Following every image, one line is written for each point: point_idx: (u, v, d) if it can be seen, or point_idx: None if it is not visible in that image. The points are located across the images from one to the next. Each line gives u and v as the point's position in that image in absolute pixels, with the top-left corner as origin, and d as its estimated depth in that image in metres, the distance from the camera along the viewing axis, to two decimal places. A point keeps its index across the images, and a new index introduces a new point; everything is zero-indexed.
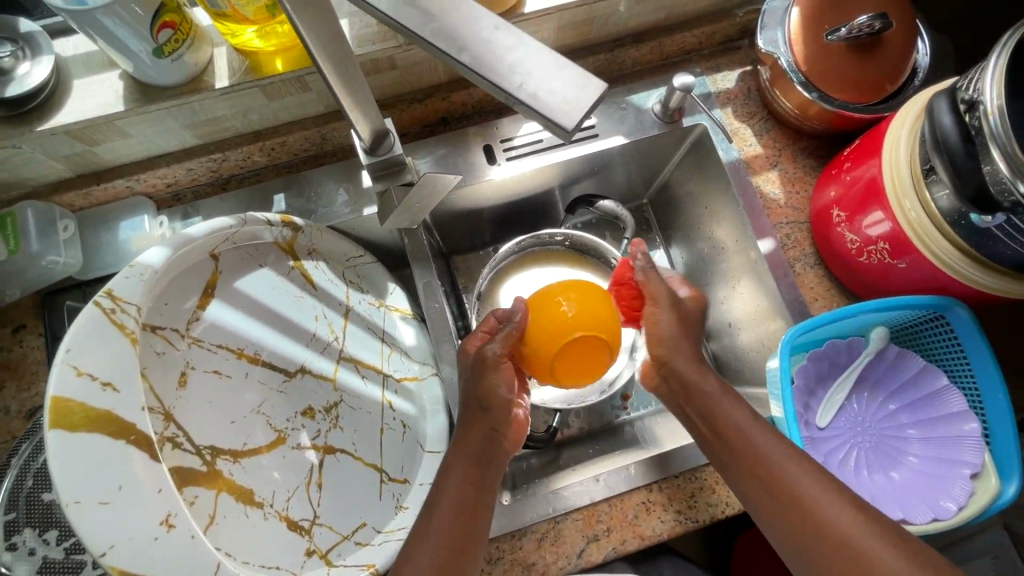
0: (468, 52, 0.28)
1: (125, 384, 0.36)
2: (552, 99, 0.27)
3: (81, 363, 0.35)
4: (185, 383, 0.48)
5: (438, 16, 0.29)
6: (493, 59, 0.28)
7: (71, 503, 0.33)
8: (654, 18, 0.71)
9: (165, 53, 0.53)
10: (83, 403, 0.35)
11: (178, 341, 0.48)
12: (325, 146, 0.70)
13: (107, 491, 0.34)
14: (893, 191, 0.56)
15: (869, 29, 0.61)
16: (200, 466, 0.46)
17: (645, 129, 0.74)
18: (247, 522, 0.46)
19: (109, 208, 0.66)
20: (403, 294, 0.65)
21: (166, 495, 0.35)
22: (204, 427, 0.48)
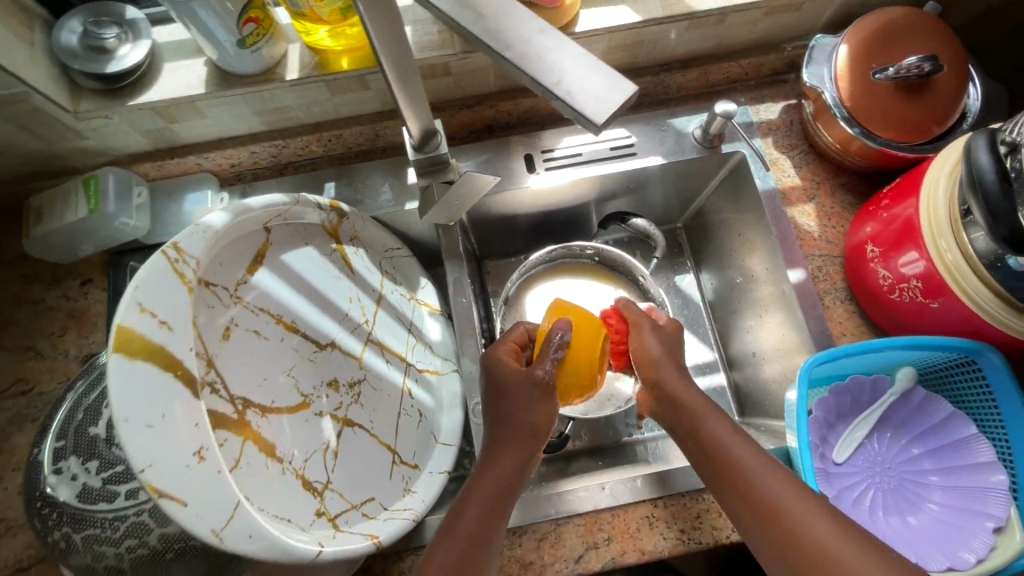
0: (514, 50, 0.31)
1: (178, 325, 0.40)
2: (584, 96, 0.30)
3: (144, 302, 0.39)
4: (228, 337, 0.50)
5: (488, 17, 0.32)
6: (535, 58, 0.31)
7: (121, 421, 0.36)
8: (702, 46, 0.73)
9: (247, 45, 0.58)
10: (142, 335, 0.38)
11: (225, 298, 0.51)
12: (377, 143, 0.75)
13: (153, 415, 0.37)
14: (929, 230, 0.56)
15: (918, 70, 0.62)
16: (231, 414, 0.48)
17: (684, 152, 0.75)
18: (270, 474, 0.48)
19: (178, 181, 0.72)
20: (432, 291, 0.72)
21: (201, 430, 0.38)
22: (240, 378, 0.50)
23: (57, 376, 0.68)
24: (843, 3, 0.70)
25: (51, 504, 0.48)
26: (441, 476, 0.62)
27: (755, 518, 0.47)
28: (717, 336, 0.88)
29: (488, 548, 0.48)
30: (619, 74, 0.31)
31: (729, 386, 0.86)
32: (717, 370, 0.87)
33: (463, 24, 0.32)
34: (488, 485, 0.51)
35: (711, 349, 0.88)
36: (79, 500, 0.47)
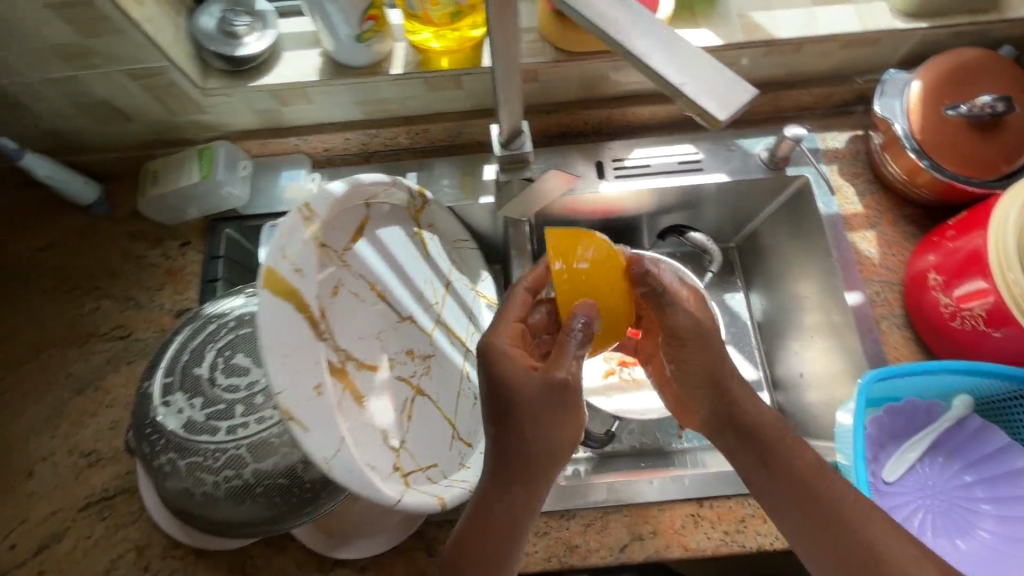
0: (643, 52, 0.35)
1: (308, 273, 0.45)
2: (706, 95, 0.33)
3: (285, 249, 0.45)
4: (336, 294, 0.55)
5: (620, 21, 0.36)
6: (661, 60, 0.35)
7: (264, 348, 0.41)
8: (776, 73, 0.76)
9: (363, 39, 0.64)
10: (283, 277, 0.44)
11: (335, 259, 0.56)
12: (458, 139, 0.80)
13: (289, 347, 0.42)
14: (997, 262, 0.57)
15: (991, 109, 0.65)
16: (335, 361, 0.53)
17: (749, 171, 0.78)
18: (360, 422, 0.53)
19: (276, 159, 0.78)
20: (491, 285, 0.75)
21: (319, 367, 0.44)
22: (344, 333, 0.55)
23: (152, 326, 0.74)
24: (919, 41, 0.72)
25: (158, 431, 0.53)
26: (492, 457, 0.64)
27: (805, 514, 0.50)
28: (763, 356, 0.87)
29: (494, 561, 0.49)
30: (739, 79, 0.34)
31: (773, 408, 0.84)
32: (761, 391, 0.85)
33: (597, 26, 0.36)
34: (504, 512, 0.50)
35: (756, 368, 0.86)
36: (185, 430, 0.52)
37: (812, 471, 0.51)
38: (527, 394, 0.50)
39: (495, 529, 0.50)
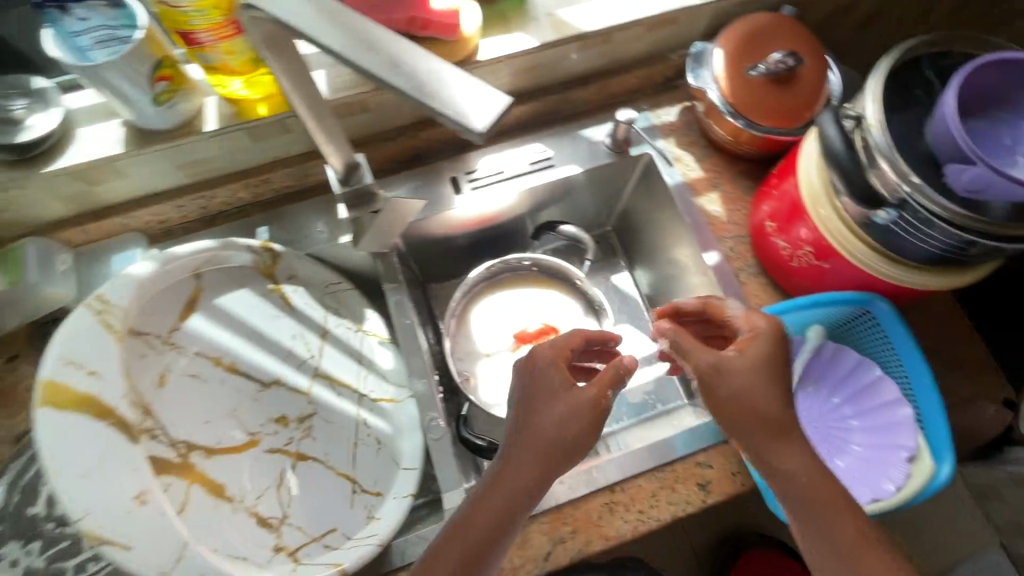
0: (405, 77, 0.35)
1: (107, 373, 0.52)
2: (461, 108, 0.33)
3: (71, 358, 0.51)
4: (164, 382, 0.56)
5: (379, 53, 0.36)
6: (413, 83, 0.34)
7: (77, 475, 0.47)
8: (598, 63, 0.79)
9: (162, 101, 0.60)
10: (69, 386, 0.50)
11: (157, 344, 0.57)
12: (305, 183, 0.77)
13: (82, 468, 0.48)
14: (811, 203, 0.62)
15: (784, 64, 0.71)
16: (175, 457, 0.54)
17: (597, 158, 0.81)
18: (216, 512, 0.54)
19: (105, 244, 0.71)
20: (378, 320, 0.67)
21: (137, 474, 0.50)
22: (180, 420, 0.56)
23: None
24: (713, 16, 0.78)
25: None
26: (406, 501, 0.59)
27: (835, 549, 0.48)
28: None
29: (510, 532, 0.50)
30: (459, 71, 0.35)
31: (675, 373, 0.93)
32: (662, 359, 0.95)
33: (361, 59, 0.36)
34: (502, 496, 0.50)
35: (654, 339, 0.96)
36: None
37: (851, 518, 0.49)
38: (581, 428, 0.52)
39: (518, 503, 0.51)
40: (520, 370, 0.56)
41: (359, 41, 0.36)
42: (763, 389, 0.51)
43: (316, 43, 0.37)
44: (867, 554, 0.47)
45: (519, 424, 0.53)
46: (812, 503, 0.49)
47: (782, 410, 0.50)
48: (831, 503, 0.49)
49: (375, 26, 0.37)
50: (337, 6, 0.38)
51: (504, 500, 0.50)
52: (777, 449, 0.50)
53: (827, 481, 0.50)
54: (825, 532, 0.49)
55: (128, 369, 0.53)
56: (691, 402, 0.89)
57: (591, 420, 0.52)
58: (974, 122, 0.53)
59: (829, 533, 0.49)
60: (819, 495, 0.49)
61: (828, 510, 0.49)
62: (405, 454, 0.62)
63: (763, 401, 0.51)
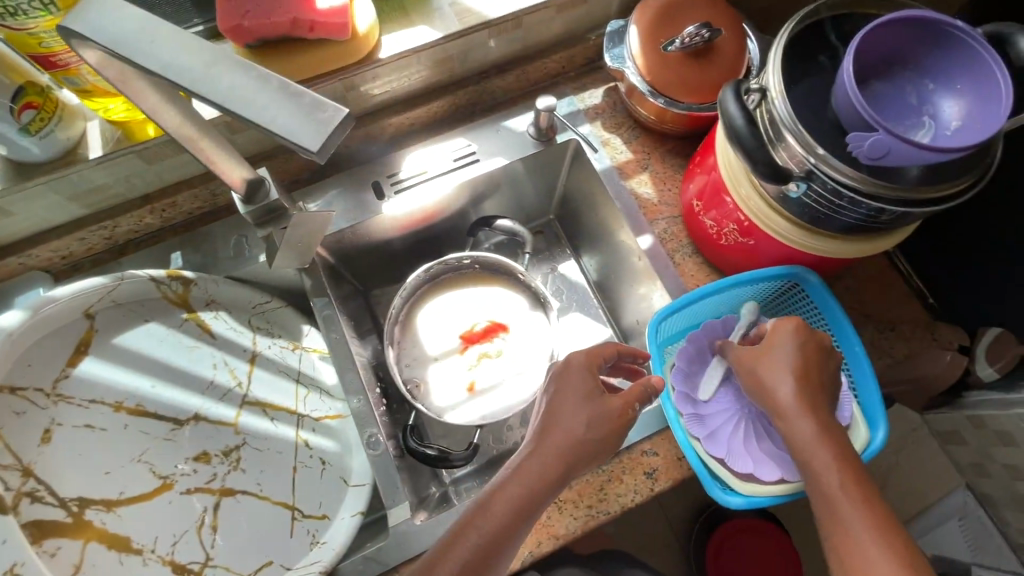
0: (238, 97, 0.33)
1: None
2: (296, 130, 0.32)
3: None
4: (49, 439, 0.52)
5: (209, 74, 0.33)
6: (245, 102, 0.33)
7: None
8: (513, 50, 0.76)
9: (32, 132, 0.56)
10: None
11: (40, 399, 0.52)
12: (217, 202, 0.73)
13: None
14: (730, 179, 0.61)
15: (699, 36, 0.69)
16: (65, 518, 0.50)
17: (522, 149, 0.78)
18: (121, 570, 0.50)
19: (4, 286, 0.67)
20: (318, 335, 0.67)
21: (8, 547, 0.45)
22: (71, 478, 0.51)
23: None
24: None
25: None
26: (354, 519, 0.58)
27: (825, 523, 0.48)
28: (608, 313, 0.95)
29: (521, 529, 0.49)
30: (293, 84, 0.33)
31: None
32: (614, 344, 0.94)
33: (190, 82, 0.33)
34: (516, 492, 0.50)
35: (605, 326, 0.94)
36: None
37: (840, 493, 0.47)
38: (592, 425, 0.53)
39: (532, 499, 0.50)
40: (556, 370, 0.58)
41: (192, 59, 0.34)
42: (780, 380, 0.52)
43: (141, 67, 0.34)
44: (850, 512, 0.46)
45: (546, 422, 0.54)
46: (822, 480, 0.48)
47: (794, 390, 0.52)
48: (821, 476, 0.48)
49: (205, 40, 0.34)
50: (159, 21, 0.34)
51: (522, 491, 0.50)
52: (785, 422, 0.51)
53: (813, 458, 0.49)
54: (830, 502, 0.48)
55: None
56: None
57: (609, 426, 0.54)
58: (878, 86, 0.52)
59: (828, 501, 0.48)
60: (815, 468, 0.49)
61: (829, 490, 0.48)
62: (356, 470, 0.61)
63: (771, 382, 0.53)
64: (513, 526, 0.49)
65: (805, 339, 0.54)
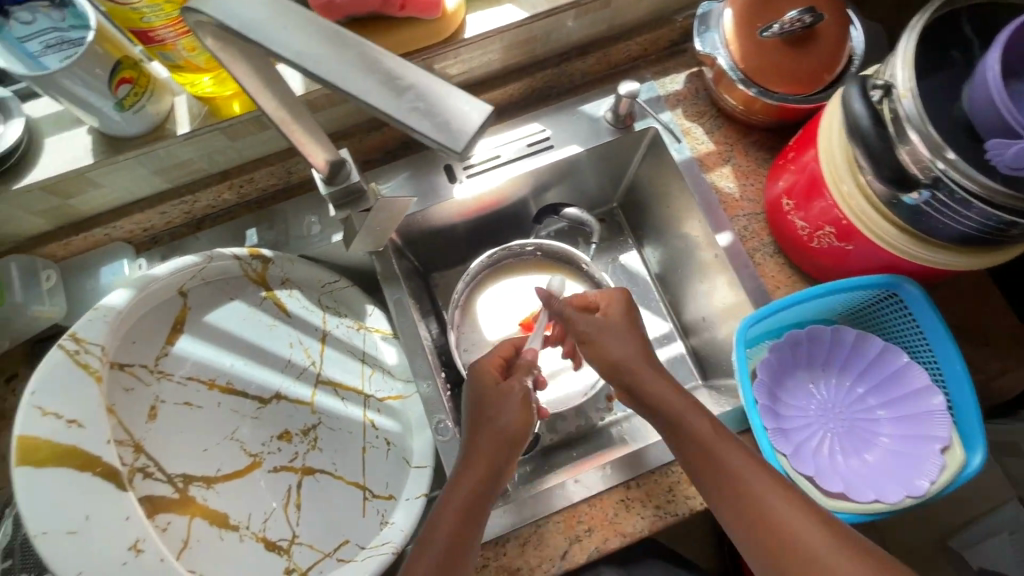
0: (375, 90, 0.31)
1: (88, 421, 0.44)
2: (433, 123, 0.29)
3: (44, 405, 0.44)
4: (154, 416, 0.52)
5: (345, 64, 0.31)
6: (373, 89, 0.31)
7: (40, 534, 0.40)
8: (596, 30, 0.73)
9: (127, 106, 0.56)
10: (48, 439, 0.43)
11: (146, 376, 0.53)
12: (291, 180, 0.73)
13: (74, 522, 0.41)
14: (830, 177, 0.58)
15: (800, 22, 0.64)
16: (172, 493, 0.50)
17: (598, 136, 0.76)
18: (222, 545, 0.50)
19: (90, 256, 0.69)
20: (382, 316, 0.67)
21: (132, 521, 0.43)
22: (174, 454, 0.52)
23: None
24: None
25: None
26: (420, 501, 0.59)
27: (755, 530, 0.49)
28: (669, 307, 0.94)
29: (477, 527, 0.51)
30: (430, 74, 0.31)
31: (688, 353, 0.91)
32: (674, 339, 0.92)
33: (318, 69, 0.32)
34: (465, 491, 0.52)
35: (666, 319, 0.93)
36: None
37: (758, 501, 0.49)
38: (520, 419, 0.57)
39: (481, 496, 0.52)
40: (472, 370, 0.61)
41: (317, 43, 0.32)
42: (646, 368, 0.57)
43: (275, 55, 0.33)
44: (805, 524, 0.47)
45: (480, 421, 0.57)
46: (736, 475, 0.50)
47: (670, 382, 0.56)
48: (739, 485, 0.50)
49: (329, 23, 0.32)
50: (285, 3, 0.33)
51: (468, 494, 0.52)
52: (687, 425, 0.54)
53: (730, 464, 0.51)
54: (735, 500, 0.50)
55: (111, 405, 0.49)
56: (705, 383, 0.87)
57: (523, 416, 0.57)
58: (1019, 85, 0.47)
59: (750, 506, 0.49)
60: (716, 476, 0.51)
61: (729, 477, 0.50)
62: (416, 452, 0.61)
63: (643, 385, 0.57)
64: (471, 523, 0.51)
65: (630, 308, 0.62)
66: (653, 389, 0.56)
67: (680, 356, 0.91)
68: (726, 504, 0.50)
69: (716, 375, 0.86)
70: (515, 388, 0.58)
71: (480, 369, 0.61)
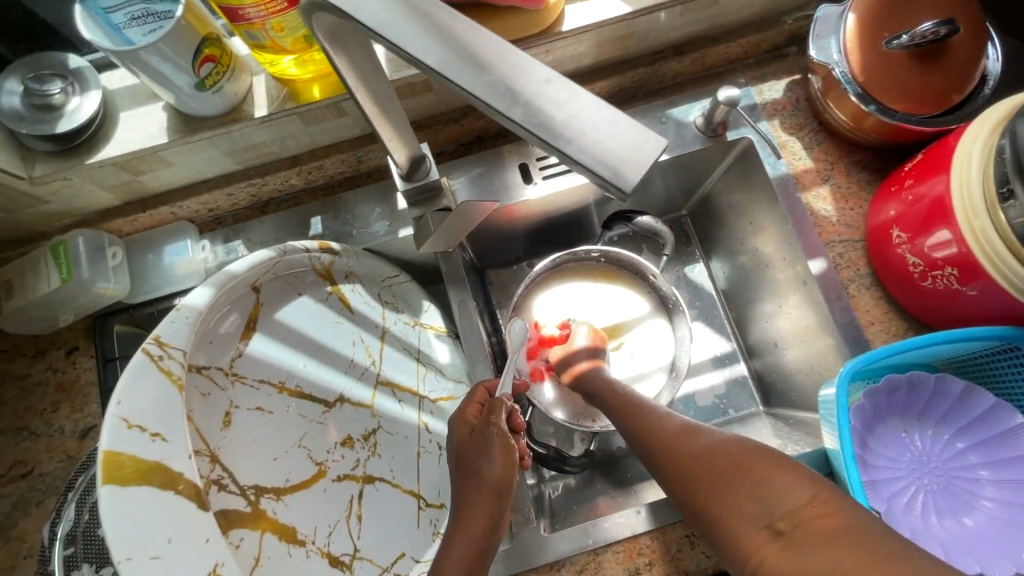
0: (516, 105, 0.27)
1: (172, 433, 0.39)
2: (593, 152, 0.25)
3: (129, 416, 0.38)
4: (229, 423, 0.47)
5: (486, 73, 0.27)
6: (515, 101, 0.27)
7: (122, 560, 0.35)
8: (697, 29, 0.67)
9: (207, 86, 0.53)
10: (134, 456, 0.37)
11: (221, 378, 0.48)
12: (360, 168, 0.70)
13: (157, 545, 0.36)
14: (962, 212, 0.52)
15: (934, 35, 0.58)
16: (245, 507, 0.45)
17: (686, 144, 0.70)
18: (293, 562, 0.46)
19: (155, 234, 0.67)
20: (436, 312, 0.70)
21: (214, 544, 0.38)
22: (244, 464, 0.47)
23: (56, 455, 0.62)
24: None
25: None
26: None
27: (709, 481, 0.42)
28: (734, 325, 0.86)
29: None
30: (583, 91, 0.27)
31: (751, 375, 0.84)
32: (736, 360, 0.85)
33: (450, 76, 0.28)
34: (463, 550, 0.47)
35: (728, 339, 0.86)
36: None
37: (714, 451, 0.44)
38: (505, 471, 0.52)
39: (481, 554, 0.48)
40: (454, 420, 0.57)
41: (451, 46, 0.28)
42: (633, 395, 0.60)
43: (412, 62, 0.29)
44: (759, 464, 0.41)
45: (464, 474, 0.52)
46: (686, 436, 0.47)
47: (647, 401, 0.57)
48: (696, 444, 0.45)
49: (465, 22, 0.29)
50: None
51: (474, 542, 0.48)
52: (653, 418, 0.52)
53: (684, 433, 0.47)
54: (711, 484, 0.42)
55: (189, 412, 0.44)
56: (768, 410, 0.81)
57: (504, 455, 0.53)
58: None
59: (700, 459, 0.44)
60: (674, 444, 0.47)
61: (681, 440, 0.46)
62: None
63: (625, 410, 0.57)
64: None
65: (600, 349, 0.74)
66: (644, 420, 0.52)
67: (742, 379, 0.84)
68: (677, 467, 0.45)
69: (782, 404, 0.78)
70: (496, 433, 0.53)
71: (462, 419, 0.57)
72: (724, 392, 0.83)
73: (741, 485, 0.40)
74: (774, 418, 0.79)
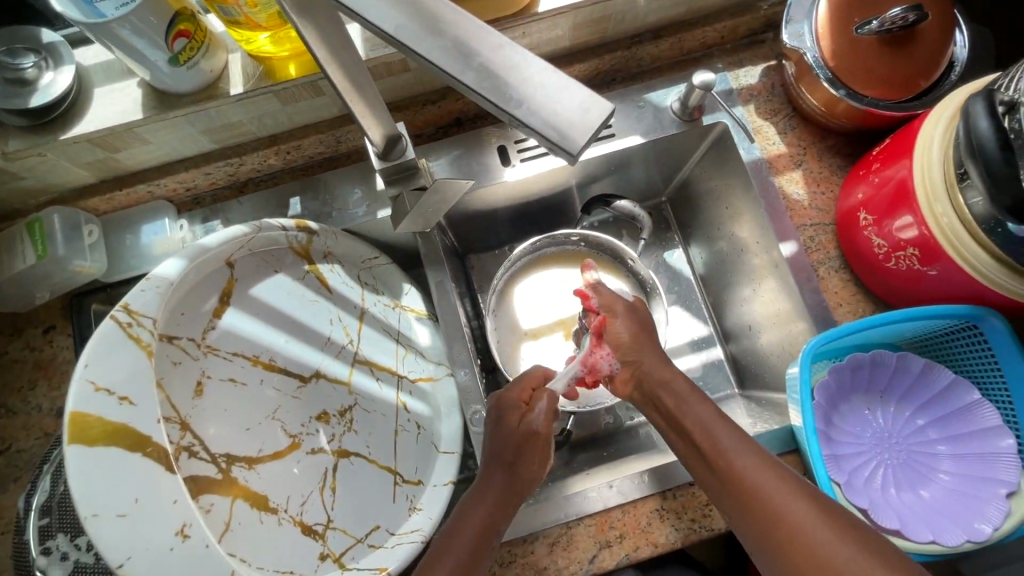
0: (472, 71, 0.27)
1: (140, 398, 0.40)
2: (544, 115, 0.26)
3: (98, 379, 0.39)
4: (201, 392, 0.50)
5: (442, 38, 0.28)
6: (470, 66, 0.27)
7: (89, 516, 0.36)
8: (673, 13, 0.68)
9: (181, 62, 0.53)
10: (100, 417, 0.38)
11: (193, 349, 0.50)
12: (339, 149, 0.70)
13: (125, 504, 0.37)
14: (923, 193, 0.53)
15: (903, 21, 0.58)
16: (216, 474, 0.48)
17: (663, 128, 0.71)
18: (263, 529, 0.48)
19: (132, 213, 0.67)
20: (417, 295, 0.67)
21: (181, 506, 0.39)
22: (218, 434, 0.50)
23: (33, 432, 0.62)
24: None
25: None
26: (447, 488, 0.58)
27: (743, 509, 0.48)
28: (711, 310, 0.88)
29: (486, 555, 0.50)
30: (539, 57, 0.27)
31: (727, 358, 0.86)
32: (713, 344, 0.86)
33: (406, 40, 0.28)
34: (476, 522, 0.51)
35: (705, 323, 0.87)
36: None
37: (749, 477, 0.49)
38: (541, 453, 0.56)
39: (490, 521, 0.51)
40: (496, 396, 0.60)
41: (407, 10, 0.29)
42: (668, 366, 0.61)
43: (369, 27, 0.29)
44: (788, 501, 0.47)
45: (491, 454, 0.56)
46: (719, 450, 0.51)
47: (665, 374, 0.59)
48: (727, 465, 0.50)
49: None
50: None
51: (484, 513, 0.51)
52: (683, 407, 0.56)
53: (721, 442, 0.52)
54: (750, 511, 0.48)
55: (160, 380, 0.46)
56: (742, 392, 0.82)
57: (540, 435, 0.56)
58: None
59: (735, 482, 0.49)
60: (701, 449, 0.52)
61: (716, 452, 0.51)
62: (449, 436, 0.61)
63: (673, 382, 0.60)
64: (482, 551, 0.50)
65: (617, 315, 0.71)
66: (704, 426, 0.53)
67: (718, 362, 0.85)
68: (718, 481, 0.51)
69: (755, 386, 0.80)
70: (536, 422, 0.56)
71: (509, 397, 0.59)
72: (701, 375, 0.85)
73: (775, 525, 0.47)
74: (748, 400, 0.80)
